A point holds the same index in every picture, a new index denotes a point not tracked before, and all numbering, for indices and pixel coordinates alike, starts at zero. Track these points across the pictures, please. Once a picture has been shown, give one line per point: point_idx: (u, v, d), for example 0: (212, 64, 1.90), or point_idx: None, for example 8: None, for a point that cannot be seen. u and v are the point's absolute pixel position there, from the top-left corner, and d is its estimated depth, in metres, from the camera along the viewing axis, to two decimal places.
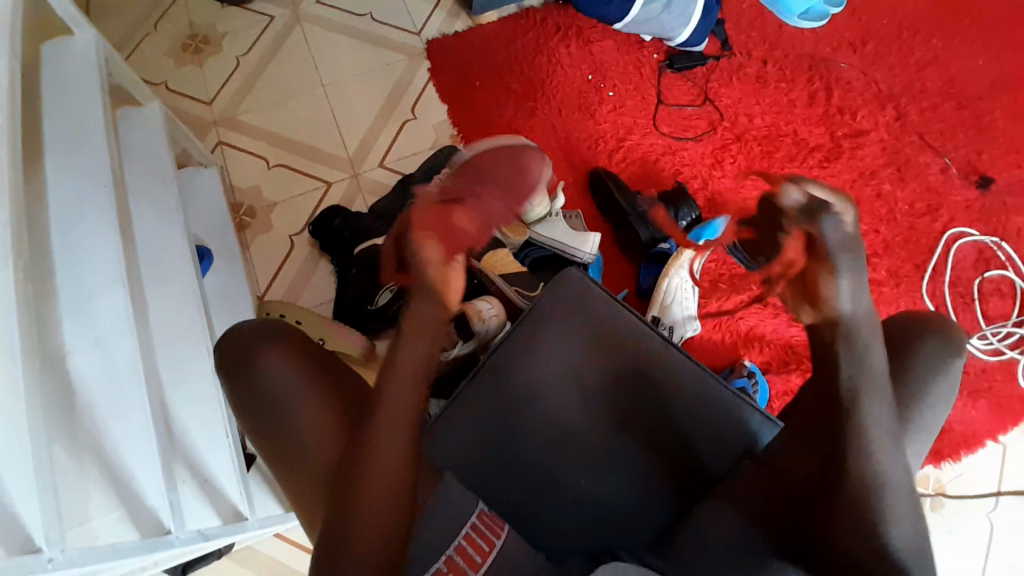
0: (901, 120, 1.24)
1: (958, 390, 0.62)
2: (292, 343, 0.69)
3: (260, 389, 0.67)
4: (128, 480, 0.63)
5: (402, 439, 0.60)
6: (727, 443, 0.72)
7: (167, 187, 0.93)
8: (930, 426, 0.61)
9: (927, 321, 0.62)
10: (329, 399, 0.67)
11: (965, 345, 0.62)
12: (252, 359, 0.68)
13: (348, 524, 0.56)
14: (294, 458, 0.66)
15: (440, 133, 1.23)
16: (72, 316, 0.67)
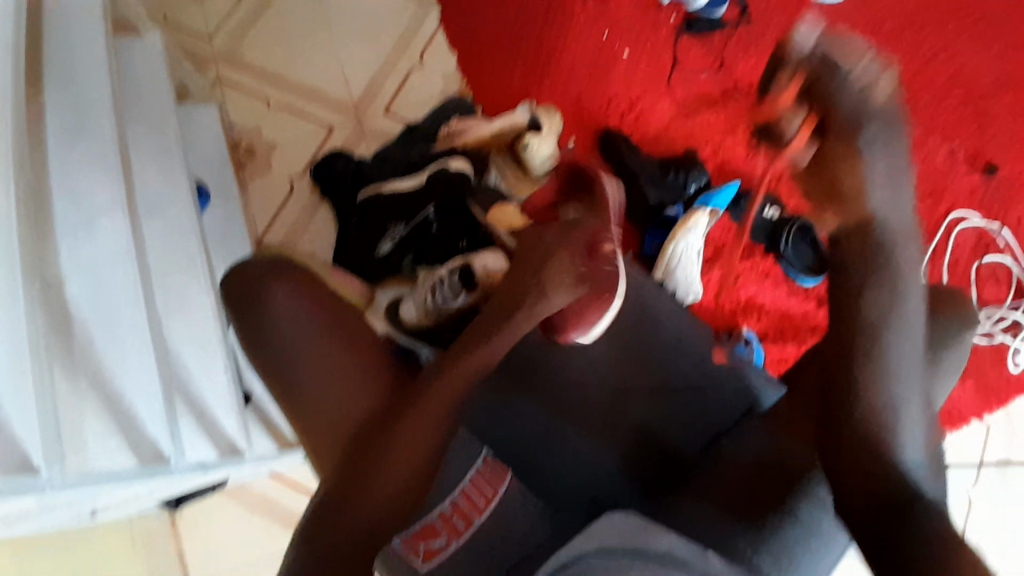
0: (914, 101, 1.22)
1: (965, 362, 0.63)
2: (301, 281, 0.67)
3: (267, 326, 0.65)
4: (127, 410, 0.61)
5: (441, 421, 0.59)
6: (733, 404, 0.72)
7: (166, 123, 0.90)
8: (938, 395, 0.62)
9: (939, 295, 0.64)
10: (344, 344, 0.64)
11: (975, 319, 0.63)
12: (262, 295, 0.66)
13: (368, 471, 0.55)
14: (306, 404, 0.62)
15: (448, 82, 1.19)
16: (70, 240, 0.65)
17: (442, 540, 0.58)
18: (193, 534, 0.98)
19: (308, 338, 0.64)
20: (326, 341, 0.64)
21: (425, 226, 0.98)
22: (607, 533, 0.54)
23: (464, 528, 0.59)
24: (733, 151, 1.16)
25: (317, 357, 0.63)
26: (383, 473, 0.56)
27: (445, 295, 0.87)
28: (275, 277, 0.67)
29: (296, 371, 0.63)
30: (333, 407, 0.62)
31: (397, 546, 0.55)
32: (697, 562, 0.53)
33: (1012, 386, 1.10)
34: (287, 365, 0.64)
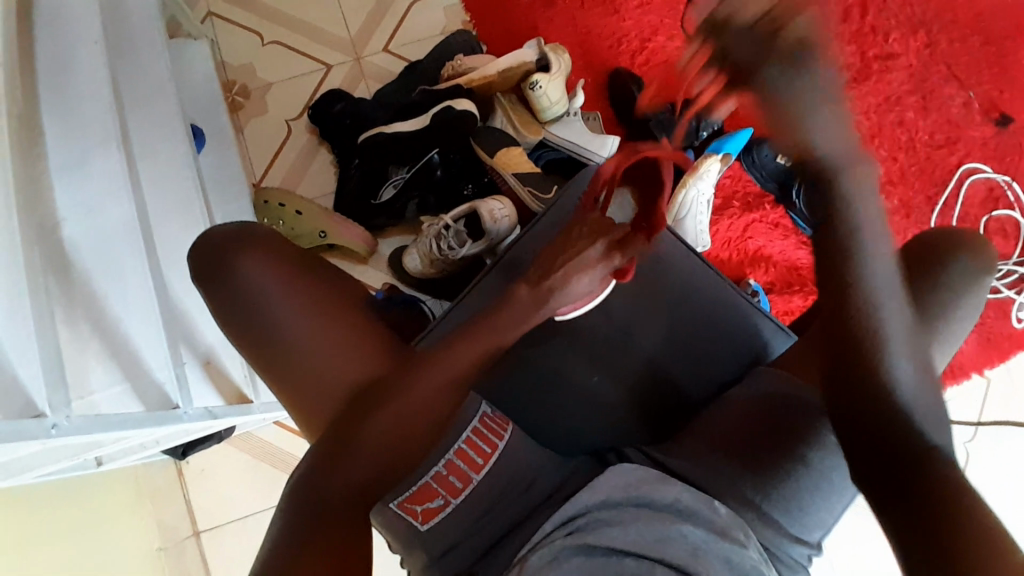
0: (931, 48, 1.18)
1: (981, 308, 0.64)
2: (267, 247, 0.63)
3: (238, 293, 0.61)
4: (134, 354, 0.62)
5: (442, 380, 0.57)
6: (735, 349, 0.73)
7: (156, 56, 0.86)
8: (945, 342, 0.62)
9: (958, 242, 0.63)
10: (321, 309, 0.62)
11: (994, 263, 0.64)
12: (231, 260, 0.62)
13: (366, 433, 0.55)
14: (297, 370, 0.62)
15: (450, 18, 1.13)
16: (65, 169, 0.62)
17: (440, 501, 0.62)
18: (201, 479, 0.99)
19: (291, 306, 0.61)
20: (313, 309, 0.62)
21: (428, 171, 0.97)
22: (612, 486, 0.57)
23: (461, 487, 0.63)
24: None
25: (306, 327, 0.61)
26: (388, 433, 0.55)
27: (450, 244, 0.89)
28: (247, 240, 0.63)
29: (284, 342, 0.61)
30: (335, 371, 0.61)
31: (395, 509, 0.61)
32: (703, 509, 0.55)
33: (1016, 341, 1.10)
34: (271, 331, 0.61)
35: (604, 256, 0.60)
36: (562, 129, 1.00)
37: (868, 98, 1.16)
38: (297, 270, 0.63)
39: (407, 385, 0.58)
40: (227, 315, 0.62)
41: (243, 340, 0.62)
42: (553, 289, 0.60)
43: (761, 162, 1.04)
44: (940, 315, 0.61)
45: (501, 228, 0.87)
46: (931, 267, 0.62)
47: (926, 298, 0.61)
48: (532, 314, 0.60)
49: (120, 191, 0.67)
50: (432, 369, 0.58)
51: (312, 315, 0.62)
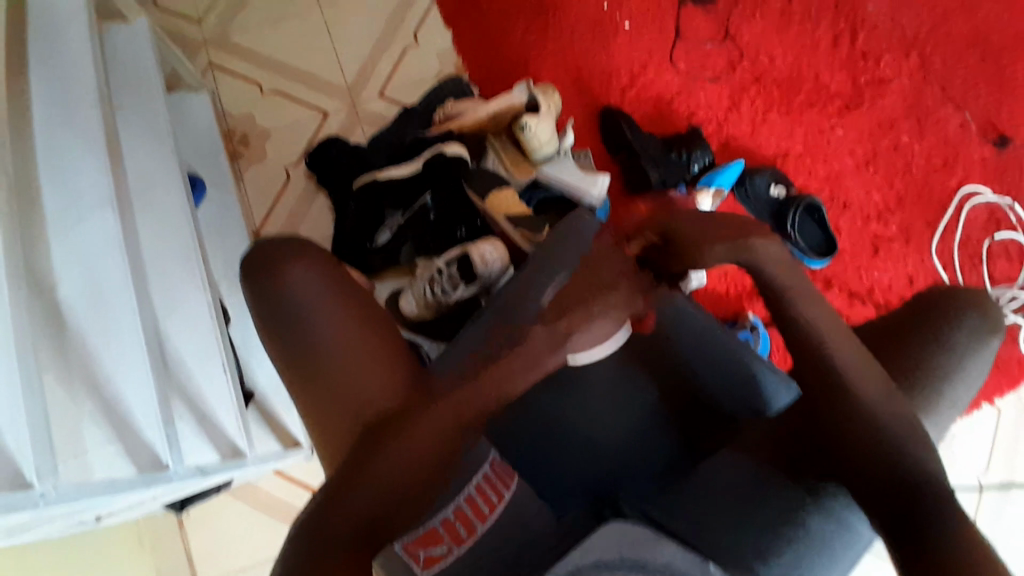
0: (925, 70, 1.18)
1: (989, 368, 0.62)
2: (317, 261, 0.62)
3: (280, 303, 0.60)
4: (124, 412, 0.63)
5: (448, 417, 0.52)
6: (753, 397, 0.70)
7: (156, 111, 0.89)
8: (954, 400, 0.60)
9: (967, 297, 0.63)
10: (359, 327, 0.60)
11: (1002, 325, 0.63)
12: (280, 272, 0.61)
13: (374, 463, 0.50)
14: (319, 387, 0.58)
15: (443, 62, 1.16)
16: (59, 237, 0.66)
17: (445, 547, 0.61)
18: (201, 530, 0.99)
19: (329, 317, 0.59)
20: (347, 325, 0.59)
21: (423, 215, 0.99)
22: (604, 547, 0.55)
23: (466, 535, 0.62)
24: (738, 127, 1.14)
25: (340, 342, 0.59)
26: (387, 471, 0.50)
27: (443, 287, 0.91)
28: (295, 253, 0.62)
29: (314, 354, 0.59)
30: (354, 394, 0.56)
31: (400, 552, 0.60)
32: (695, 573, 0.55)
33: None
34: (305, 345, 0.59)
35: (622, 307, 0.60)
36: (556, 170, 1.00)
37: (862, 126, 1.15)
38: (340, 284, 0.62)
39: (426, 414, 0.52)
40: (268, 323, 0.61)
41: (276, 349, 0.61)
42: (571, 328, 0.56)
43: (754, 192, 1.06)
44: (945, 372, 0.60)
45: (493, 271, 0.88)
46: (935, 322, 0.61)
47: (930, 355, 0.60)
48: (556, 346, 0.55)
49: (112, 249, 0.67)
50: (452, 402, 0.52)
51: (349, 328, 0.59)
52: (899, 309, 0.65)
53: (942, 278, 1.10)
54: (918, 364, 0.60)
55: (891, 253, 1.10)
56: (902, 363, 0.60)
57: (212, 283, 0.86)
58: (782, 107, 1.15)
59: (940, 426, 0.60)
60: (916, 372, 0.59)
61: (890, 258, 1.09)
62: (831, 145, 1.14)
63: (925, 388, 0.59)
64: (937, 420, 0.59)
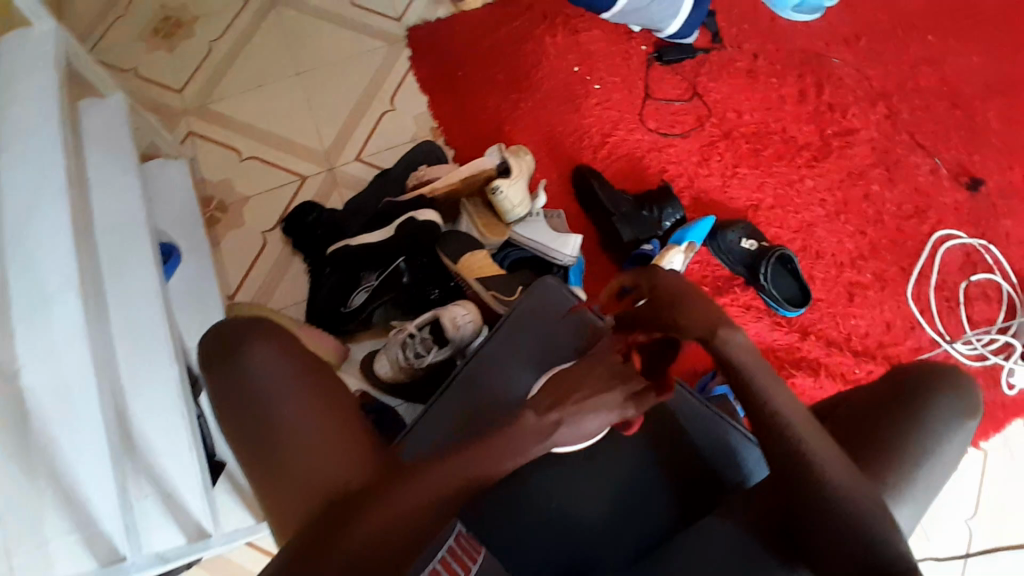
0: (892, 118, 1.21)
1: (965, 452, 0.61)
2: (280, 340, 0.62)
3: (239, 382, 0.60)
4: (82, 503, 0.64)
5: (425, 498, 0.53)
6: (730, 462, 0.72)
7: (130, 185, 0.91)
8: (930, 486, 0.59)
9: (946, 378, 0.62)
10: (321, 402, 0.59)
11: (982, 408, 0.61)
12: (242, 350, 0.61)
13: (347, 533, 0.50)
14: (275, 464, 0.57)
15: (419, 125, 1.19)
16: (24, 327, 0.66)
17: None
18: None
19: (291, 395, 0.59)
20: (309, 401, 0.59)
21: (396, 277, 0.98)
22: None
23: None
24: (708, 181, 1.16)
25: (300, 417, 0.58)
26: (357, 549, 0.50)
27: (416, 350, 0.91)
28: (262, 334, 0.62)
29: (276, 432, 0.57)
30: (317, 473, 0.55)
31: None
32: None
33: (1009, 410, 1.06)
34: (263, 421, 0.58)
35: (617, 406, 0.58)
36: (528, 230, 1.01)
37: (832, 176, 1.17)
38: (304, 362, 0.62)
39: (393, 487, 0.53)
40: (226, 407, 0.60)
41: (233, 433, 0.59)
42: (562, 421, 0.57)
43: (727, 246, 1.07)
44: (921, 457, 0.58)
45: (464, 334, 0.88)
46: (912, 405, 0.60)
47: (907, 440, 0.59)
48: (544, 437, 0.57)
49: (76, 339, 0.68)
50: (423, 478, 0.54)
51: (311, 405, 0.59)
52: (879, 384, 0.64)
53: (920, 323, 1.09)
54: (894, 449, 0.58)
55: (867, 299, 1.10)
56: (880, 449, 0.58)
57: (184, 358, 0.85)
58: (751, 160, 1.17)
59: (916, 513, 0.58)
60: (893, 458, 0.58)
61: (866, 305, 1.09)
62: (802, 196, 1.16)
63: (902, 477, 0.57)
64: (913, 506, 0.57)
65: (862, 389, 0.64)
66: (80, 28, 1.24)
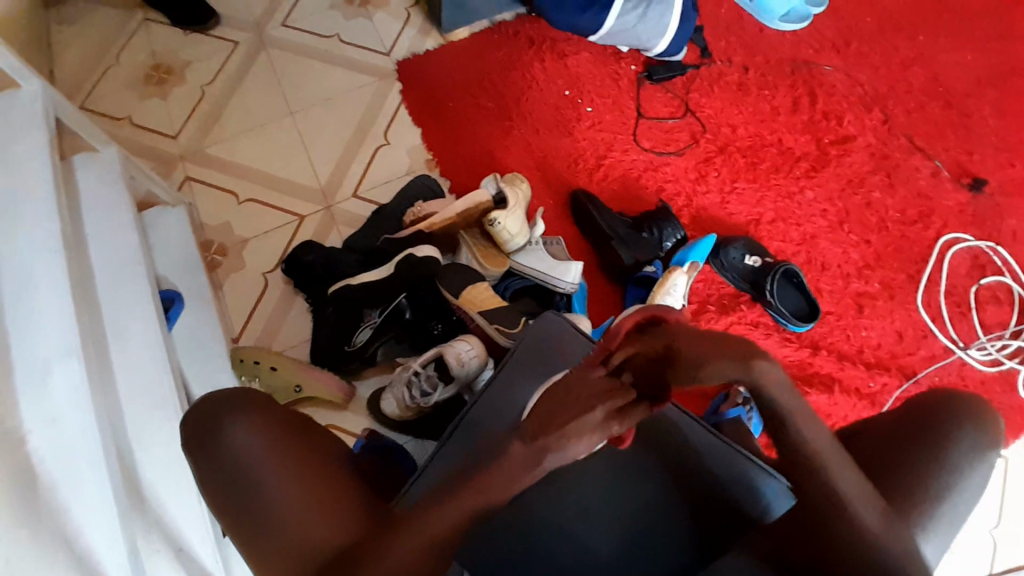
0: (889, 123, 1.20)
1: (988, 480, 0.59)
2: (258, 413, 0.66)
3: (222, 459, 0.63)
4: (96, 565, 0.61)
5: (420, 547, 0.56)
6: (750, 490, 0.70)
7: (129, 237, 0.91)
8: (952, 520, 0.57)
9: (963, 406, 0.60)
10: (302, 472, 0.63)
11: (1001, 437, 0.59)
12: (222, 428, 0.64)
13: None
14: (263, 533, 0.60)
15: (414, 158, 1.19)
16: (28, 396, 0.66)
17: None
18: None
19: (271, 466, 0.63)
20: (292, 472, 0.63)
21: (399, 313, 1.00)
22: None
23: None
24: (706, 198, 1.15)
25: (284, 489, 0.62)
26: None
27: (422, 389, 0.89)
28: (244, 406, 0.66)
29: (262, 506, 0.61)
30: (306, 537, 0.60)
31: None
32: None
33: None
34: (247, 495, 0.61)
35: (603, 424, 0.49)
36: (529, 259, 1.01)
37: (832, 185, 1.16)
38: (282, 433, 0.65)
39: (382, 552, 0.57)
40: (212, 485, 0.63)
41: (223, 508, 0.63)
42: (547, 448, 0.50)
43: (730, 263, 1.07)
44: (942, 493, 0.57)
45: (470, 369, 0.87)
46: (932, 439, 0.59)
47: (925, 476, 0.57)
48: (532, 464, 0.51)
49: (79, 399, 0.68)
50: (410, 528, 0.57)
51: (294, 476, 0.63)
52: (895, 413, 0.62)
53: (931, 331, 1.08)
54: (916, 487, 0.57)
55: (876, 309, 1.08)
56: (899, 486, 0.57)
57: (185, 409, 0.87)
58: (748, 174, 1.17)
59: (939, 548, 0.57)
60: (914, 497, 0.56)
61: (875, 315, 1.08)
62: (802, 208, 1.15)
63: (918, 511, 0.56)
64: (932, 540, 0.56)
65: (876, 418, 0.63)
66: (72, 80, 1.25)
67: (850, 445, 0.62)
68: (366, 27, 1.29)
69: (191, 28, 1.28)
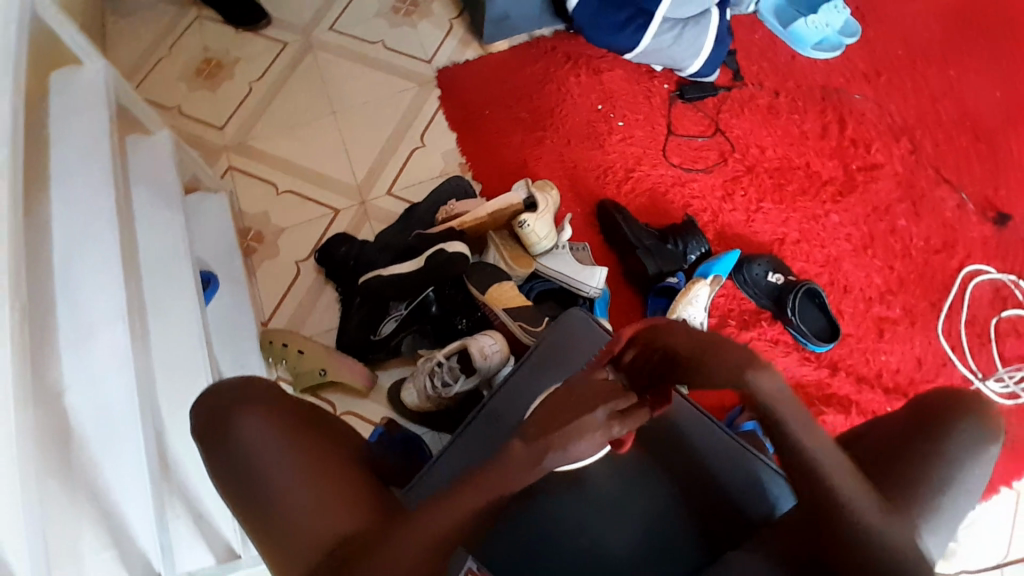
0: (917, 153, 1.22)
1: (990, 475, 0.60)
2: (266, 405, 0.69)
3: (232, 450, 0.66)
4: (122, 523, 0.65)
5: (419, 542, 0.58)
6: (752, 494, 0.71)
7: (172, 215, 0.95)
8: (954, 513, 0.58)
9: (967, 403, 0.61)
10: (308, 463, 0.67)
11: (1002, 432, 0.60)
12: (232, 419, 0.67)
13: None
14: (273, 522, 0.64)
15: (448, 160, 1.23)
16: (68, 349, 0.69)
17: None
18: None
19: (280, 458, 0.66)
20: (299, 463, 0.66)
21: (425, 307, 1.02)
22: None
23: None
24: (731, 215, 1.17)
25: (289, 478, 0.65)
26: None
27: (443, 380, 0.91)
28: (251, 398, 0.69)
29: (275, 496, 0.64)
30: (314, 527, 0.63)
31: None
32: None
33: None
34: (257, 486, 0.65)
35: (603, 424, 0.56)
36: (554, 262, 1.04)
37: (857, 210, 1.18)
38: (291, 428, 0.68)
39: (390, 536, 0.60)
40: (226, 478, 0.66)
41: (238, 500, 0.66)
42: (550, 448, 0.55)
43: (752, 279, 1.08)
44: (942, 487, 0.58)
45: (492, 364, 0.89)
46: (932, 434, 0.59)
47: (927, 469, 0.58)
48: (535, 467, 0.56)
49: (121, 358, 0.69)
50: (413, 524, 0.59)
51: (303, 468, 0.66)
52: (899, 413, 0.63)
53: (951, 360, 1.07)
54: (917, 481, 0.57)
55: (896, 334, 1.08)
56: (902, 479, 0.58)
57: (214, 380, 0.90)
58: (773, 194, 1.19)
59: (941, 540, 0.57)
60: (913, 488, 0.57)
61: (895, 340, 1.08)
62: (826, 230, 1.16)
63: (919, 503, 0.57)
64: (933, 532, 0.57)
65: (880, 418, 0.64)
66: (127, 70, 1.32)
67: (852, 443, 0.63)
68: (409, 35, 1.34)
69: (244, 27, 1.35)
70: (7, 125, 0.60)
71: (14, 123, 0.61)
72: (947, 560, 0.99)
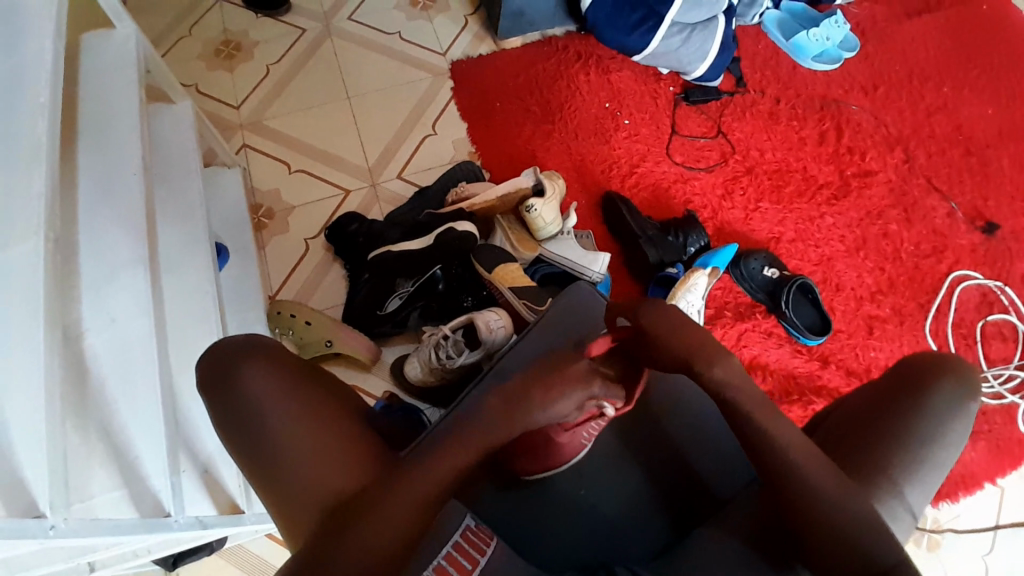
0: (909, 163, 1.27)
1: (971, 430, 0.63)
2: (270, 357, 0.67)
3: (233, 396, 0.65)
4: (133, 461, 0.66)
5: (410, 508, 0.60)
6: (733, 465, 0.74)
7: (190, 181, 0.97)
8: (936, 464, 0.61)
9: (947, 365, 0.64)
10: (307, 416, 0.65)
11: (981, 391, 0.63)
12: (235, 366, 0.66)
13: (343, 534, 0.58)
14: (269, 472, 0.63)
15: (458, 148, 1.27)
16: (91, 293, 0.71)
17: None
18: None
19: (286, 419, 0.64)
20: (298, 415, 0.65)
21: (433, 284, 1.05)
22: None
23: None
24: (731, 213, 1.21)
25: (289, 429, 0.64)
26: (355, 545, 0.57)
27: (448, 352, 0.93)
28: (254, 349, 0.68)
29: (272, 449, 0.63)
30: (308, 480, 0.63)
31: None
32: None
33: None
34: (254, 434, 0.64)
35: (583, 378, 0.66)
36: (559, 248, 1.08)
37: (851, 214, 1.22)
38: (300, 390, 0.66)
39: (386, 495, 0.60)
40: (225, 422, 0.65)
41: (243, 459, 0.65)
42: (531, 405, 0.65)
43: (750, 273, 1.12)
44: (923, 442, 0.61)
45: (496, 338, 0.91)
46: (912, 393, 0.63)
47: (907, 422, 0.61)
48: (512, 421, 0.65)
49: (141, 305, 0.72)
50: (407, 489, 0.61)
51: (305, 421, 0.65)
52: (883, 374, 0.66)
53: None
54: (896, 435, 0.61)
55: (886, 332, 1.12)
56: (882, 433, 0.61)
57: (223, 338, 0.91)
58: (772, 195, 1.23)
59: (923, 490, 0.61)
60: (895, 444, 0.61)
61: (885, 338, 1.12)
62: (821, 232, 1.20)
63: (899, 454, 0.60)
64: (913, 481, 0.60)
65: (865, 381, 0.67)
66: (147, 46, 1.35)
67: (837, 403, 0.67)
68: (425, 28, 1.38)
69: (264, 13, 1.39)
70: (47, 72, 0.63)
71: (57, 72, 0.64)
72: (931, 551, 1.01)
